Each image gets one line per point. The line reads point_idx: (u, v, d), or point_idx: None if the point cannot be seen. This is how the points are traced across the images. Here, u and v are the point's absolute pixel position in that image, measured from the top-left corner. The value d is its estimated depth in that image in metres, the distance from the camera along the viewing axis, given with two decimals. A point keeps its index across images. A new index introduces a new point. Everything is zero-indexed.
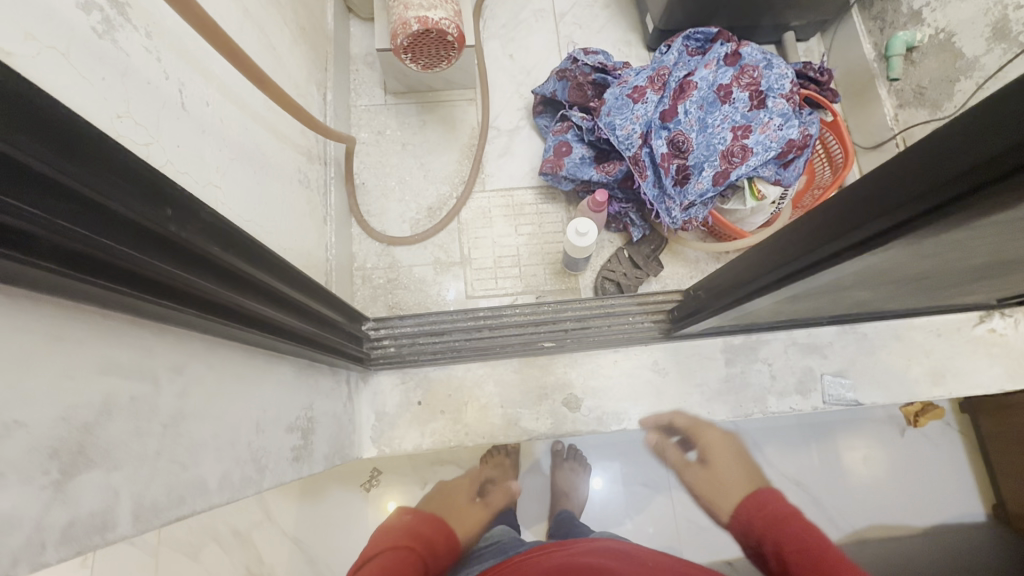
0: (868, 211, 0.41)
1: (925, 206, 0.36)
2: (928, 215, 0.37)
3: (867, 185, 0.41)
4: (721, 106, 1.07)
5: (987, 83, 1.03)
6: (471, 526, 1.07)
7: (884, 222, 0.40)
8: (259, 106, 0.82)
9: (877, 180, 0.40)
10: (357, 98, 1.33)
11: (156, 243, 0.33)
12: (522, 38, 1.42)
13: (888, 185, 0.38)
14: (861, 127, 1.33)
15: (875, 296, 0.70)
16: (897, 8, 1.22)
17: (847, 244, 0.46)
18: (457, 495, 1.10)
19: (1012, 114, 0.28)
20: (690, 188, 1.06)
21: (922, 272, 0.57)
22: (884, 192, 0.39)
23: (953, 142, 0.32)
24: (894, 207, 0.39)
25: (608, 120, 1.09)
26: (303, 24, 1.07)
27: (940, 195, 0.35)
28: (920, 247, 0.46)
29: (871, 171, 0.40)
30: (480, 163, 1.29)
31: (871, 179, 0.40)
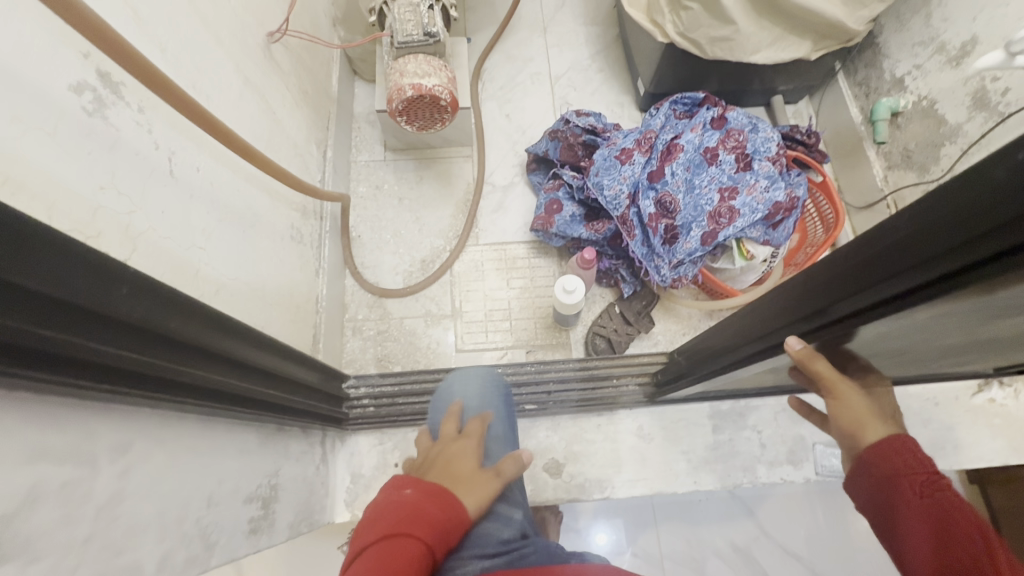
0: (858, 281, 0.40)
1: (913, 281, 0.35)
2: (920, 291, 0.36)
3: (852, 258, 0.40)
4: (708, 168, 1.09)
5: (971, 149, 1.04)
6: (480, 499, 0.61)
7: (876, 294, 0.39)
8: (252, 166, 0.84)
9: (865, 254, 0.39)
10: (358, 154, 1.38)
11: (103, 325, 0.33)
12: (519, 99, 1.48)
13: (881, 258, 0.37)
14: (852, 188, 1.34)
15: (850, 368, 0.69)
16: (881, 76, 1.25)
17: (829, 317, 0.45)
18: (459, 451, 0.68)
19: (996, 190, 0.28)
20: (678, 247, 1.07)
21: (896, 349, 0.56)
22: (872, 265, 0.38)
23: (939, 218, 0.32)
24: (879, 281, 0.38)
25: (596, 180, 1.10)
26: (306, 87, 1.13)
27: (927, 272, 0.34)
28: (899, 325, 0.45)
29: (859, 241, 0.40)
30: (475, 217, 1.32)
31: (860, 251, 0.39)
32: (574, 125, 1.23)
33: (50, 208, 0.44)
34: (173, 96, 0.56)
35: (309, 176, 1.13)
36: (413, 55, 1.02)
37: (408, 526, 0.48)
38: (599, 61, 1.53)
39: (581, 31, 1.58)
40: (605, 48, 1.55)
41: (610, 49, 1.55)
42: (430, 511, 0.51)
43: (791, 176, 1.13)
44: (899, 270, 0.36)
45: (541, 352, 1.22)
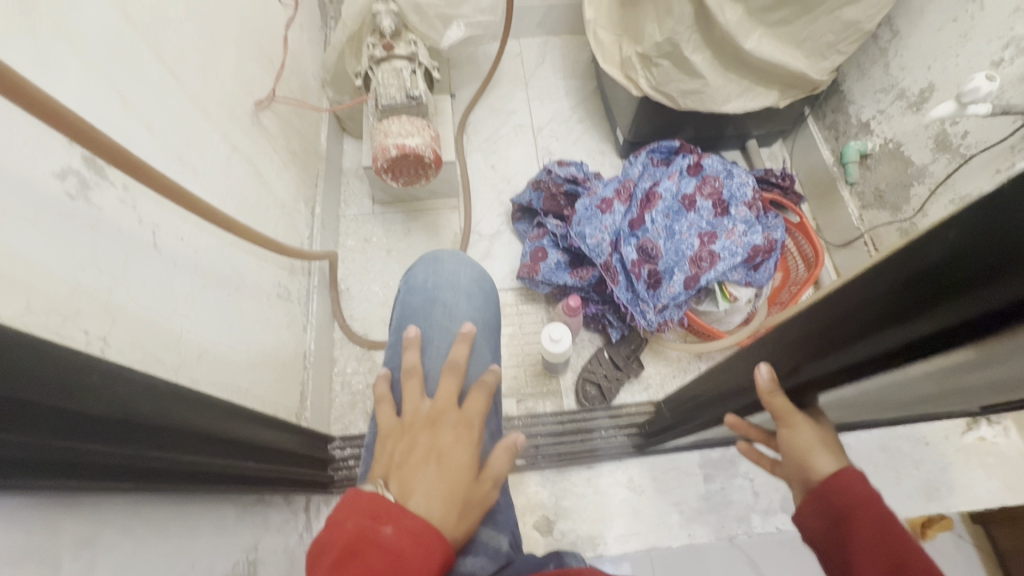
0: (833, 340, 0.40)
1: (888, 340, 0.35)
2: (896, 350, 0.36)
3: (826, 314, 0.40)
4: (687, 214, 1.12)
5: (938, 189, 1.08)
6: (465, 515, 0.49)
7: (853, 352, 0.39)
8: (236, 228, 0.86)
9: (838, 312, 0.39)
10: (347, 208, 1.41)
11: (63, 419, 0.33)
12: (503, 150, 1.53)
13: (853, 315, 0.37)
14: (830, 227, 1.38)
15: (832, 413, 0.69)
16: (848, 120, 1.31)
17: (808, 375, 0.45)
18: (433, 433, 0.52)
19: (965, 252, 0.28)
20: (662, 292, 1.09)
21: (872, 399, 0.57)
22: (846, 323, 0.38)
23: (905, 279, 0.32)
24: (854, 340, 0.38)
25: (578, 230, 1.12)
26: (294, 148, 1.17)
27: (903, 332, 0.34)
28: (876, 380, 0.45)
29: (830, 299, 0.40)
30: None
31: (833, 306, 0.39)
32: (555, 176, 1.27)
33: (27, 293, 0.44)
34: (157, 184, 0.57)
35: (296, 233, 1.15)
36: (397, 117, 1.06)
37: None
38: (579, 112, 1.60)
39: (561, 85, 1.65)
40: (585, 100, 1.62)
41: (589, 101, 1.62)
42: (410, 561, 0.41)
43: (768, 219, 1.16)
44: (873, 328, 0.36)
45: (531, 400, 1.21)
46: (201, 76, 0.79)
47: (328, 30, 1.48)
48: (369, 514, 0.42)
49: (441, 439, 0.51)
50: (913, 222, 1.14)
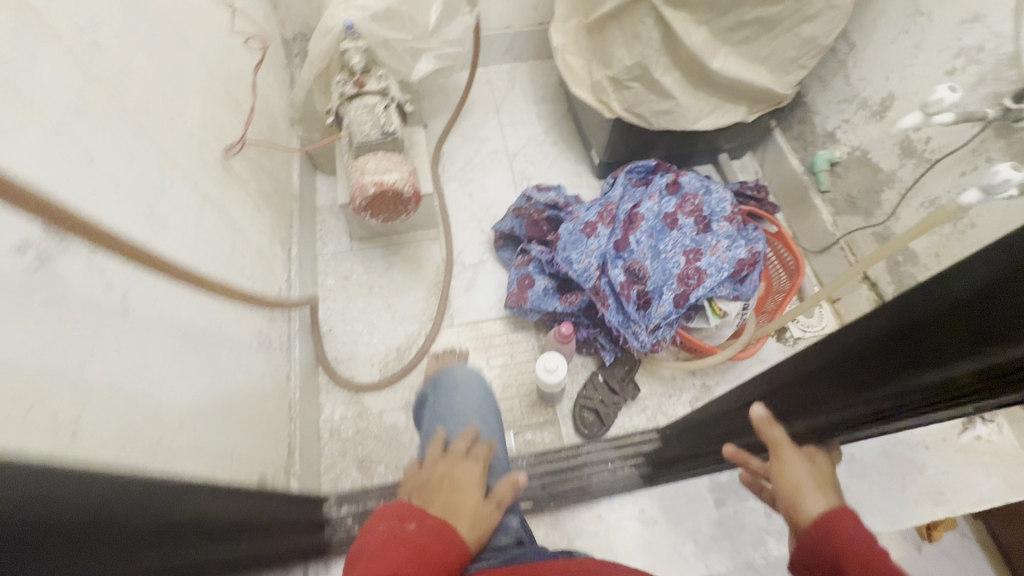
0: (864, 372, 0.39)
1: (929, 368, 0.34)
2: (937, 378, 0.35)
3: (850, 346, 0.39)
4: (671, 232, 1.12)
5: (909, 193, 1.11)
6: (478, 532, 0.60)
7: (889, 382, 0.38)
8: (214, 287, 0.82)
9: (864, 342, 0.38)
10: (324, 246, 1.37)
11: (68, 535, 0.29)
12: (480, 177, 1.52)
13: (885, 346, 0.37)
14: (806, 234, 1.41)
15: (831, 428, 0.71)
16: (814, 130, 1.35)
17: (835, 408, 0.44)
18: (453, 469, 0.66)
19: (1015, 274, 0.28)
20: (653, 311, 1.09)
21: (879, 428, 0.58)
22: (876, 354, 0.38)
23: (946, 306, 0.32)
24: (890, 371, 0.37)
25: (565, 255, 1.11)
26: (267, 190, 1.13)
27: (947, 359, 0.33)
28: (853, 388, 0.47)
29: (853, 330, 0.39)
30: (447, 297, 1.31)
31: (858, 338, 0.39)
32: (535, 202, 1.27)
33: None
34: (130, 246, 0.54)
35: (274, 278, 1.10)
36: (372, 153, 1.04)
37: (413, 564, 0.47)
38: (553, 135, 1.61)
39: (532, 109, 1.66)
40: (557, 123, 1.64)
41: (562, 124, 1.63)
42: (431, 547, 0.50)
43: (748, 232, 1.18)
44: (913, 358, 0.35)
45: (529, 431, 1.18)
46: (168, 126, 0.76)
47: (294, 67, 1.46)
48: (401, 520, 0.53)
49: (461, 467, 0.66)
50: (887, 226, 1.17)
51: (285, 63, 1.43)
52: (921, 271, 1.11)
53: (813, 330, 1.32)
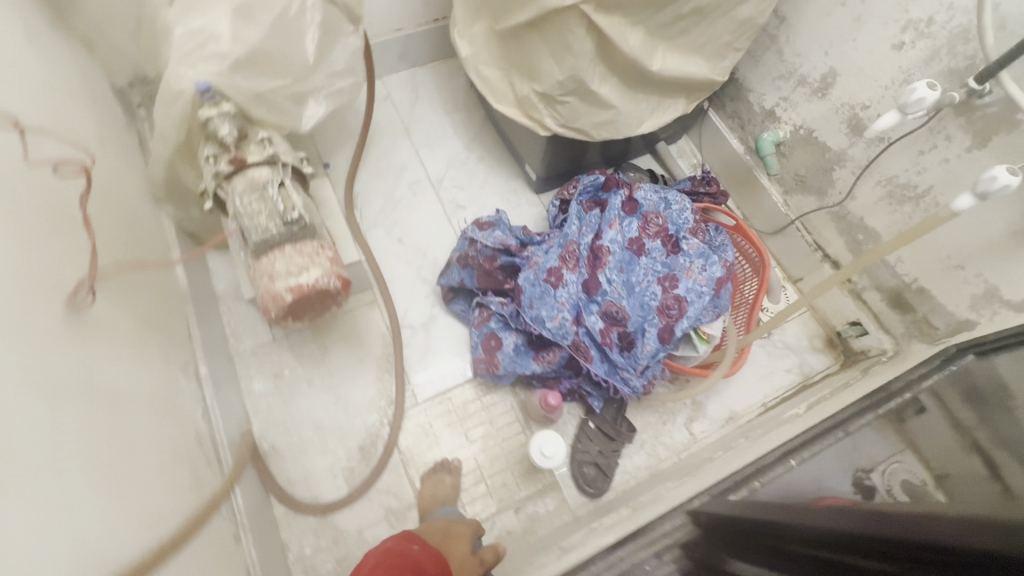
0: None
1: None
2: None
3: None
4: (640, 261, 1.01)
5: (863, 172, 1.07)
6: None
7: None
8: (138, 528, 0.65)
9: None
10: (239, 343, 1.13)
11: None
12: (406, 216, 1.32)
13: None
14: (757, 215, 1.36)
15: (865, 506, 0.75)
16: (750, 108, 1.27)
17: None
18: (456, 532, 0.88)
19: None
20: (639, 352, 0.99)
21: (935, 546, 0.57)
22: None
23: None
24: None
25: (533, 313, 0.97)
26: (148, 313, 0.88)
27: None
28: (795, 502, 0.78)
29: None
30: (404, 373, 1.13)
31: None
32: (481, 247, 1.10)
33: None
34: None
35: (186, 422, 0.88)
36: (277, 250, 0.82)
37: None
38: (476, 150, 1.42)
39: (446, 122, 1.45)
40: (478, 135, 1.45)
41: (483, 135, 1.45)
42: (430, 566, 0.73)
43: (714, 239, 1.10)
44: None
45: (530, 504, 1.07)
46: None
47: (140, 125, 1.15)
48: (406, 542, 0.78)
49: (458, 527, 0.88)
50: (844, 206, 1.14)
51: (127, 124, 1.11)
52: (884, 249, 1.09)
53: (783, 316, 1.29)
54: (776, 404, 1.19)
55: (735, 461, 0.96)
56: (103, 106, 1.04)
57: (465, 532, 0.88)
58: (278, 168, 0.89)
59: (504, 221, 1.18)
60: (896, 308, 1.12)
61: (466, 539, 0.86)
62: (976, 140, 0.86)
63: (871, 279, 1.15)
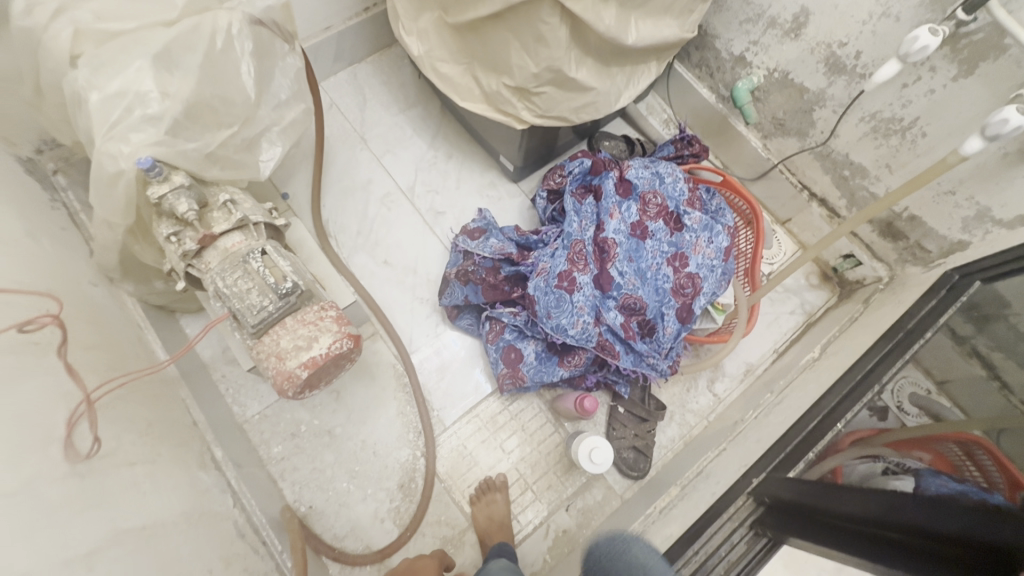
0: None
1: None
2: None
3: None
4: (646, 245, 0.99)
5: (846, 111, 1.06)
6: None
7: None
8: None
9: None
10: (244, 409, 1.06)
11: None
12: (386, 235, 1.24)
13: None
14: (737, 162, 1.34)
15: (890, 455, 0.86)
16: (718, 55, 1.22)
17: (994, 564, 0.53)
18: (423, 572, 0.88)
19: None
20: (662, 337, 0.98)
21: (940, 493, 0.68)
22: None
23: None
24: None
25: (553, 323, 0.94)
26: (146, 417, 0.80)
27: None
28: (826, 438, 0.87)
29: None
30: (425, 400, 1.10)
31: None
32: (479, 259, 1.05)
33: None
34: None
35: (220, 519, 0.82)
36: (278, 325, 0.74)
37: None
38: (442, 147, 1.33)
39: (402, 121, 1.34)
40: (439, 129, 1.34)
41: (445, 129, 1.34)
42: None
43: (710, 205, 1.08)
44: None
45: (579, 499, 1.08)
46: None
47: (66, 198, 1.01)
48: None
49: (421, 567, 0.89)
50: (828, 145, 1.14)
51: (51, 201, 0.97)
52: (872, 182, 1.10)
53: (779, 259, 1.31)
54: (788, 348, 1.22)
55: (770, 420, 0.99)
56: (19, 190, 0.90)
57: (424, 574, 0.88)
58: (251, 231, 0.80)
59: (492, 224, 1.12)
60: (888, 238, 1.14)
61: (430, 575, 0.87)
62: (962, 69, 0.86)
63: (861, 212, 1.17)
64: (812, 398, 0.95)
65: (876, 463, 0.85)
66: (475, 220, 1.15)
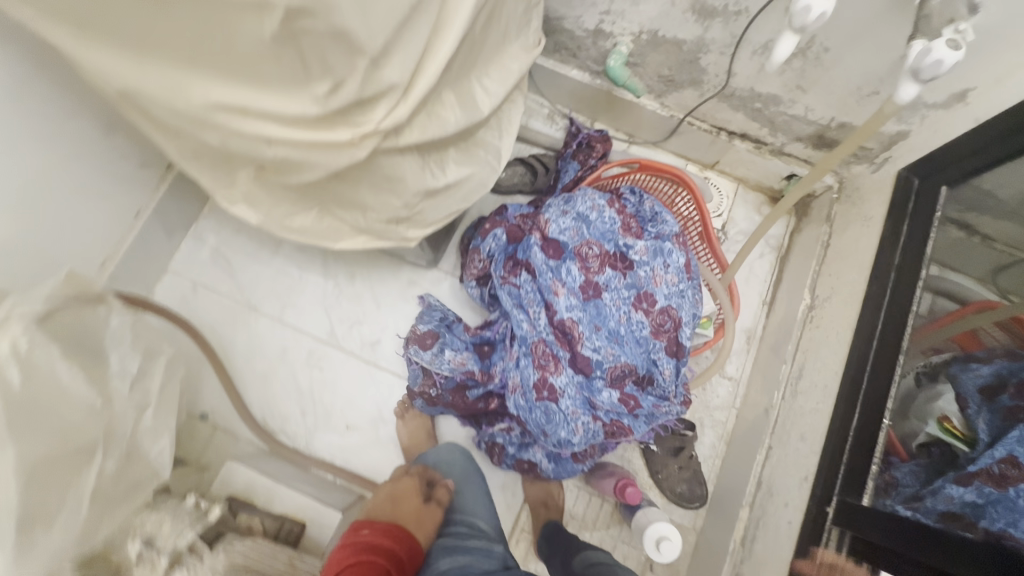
0: None
1: None
2: None
3: None
4: (605, 300, 0.88)
5: (734, 50, 0.92)
6: (431, 526, 0.89)
7: None
8: None
9: None
10: None
11: None
12: (333, 397, 1.09)
13: None
14: (640, 128, 1.21)
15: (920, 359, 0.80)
16: (573, 35, 1.05)
17: None
18: (405, 505, 0.89)
19: None
20: (663, 383, 0.90)
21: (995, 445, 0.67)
22: None
23: None
24: None
25: (554, 439, 0.85)
26: None
27: None
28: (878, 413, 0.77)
29: None
30: (425, 466, 0.98)
31: None
32: (442, 379, 0.96)
33: None
34: None
35: None
36: None
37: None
38: (337, 269, 1.15)
39: (281, 262, 1.15)
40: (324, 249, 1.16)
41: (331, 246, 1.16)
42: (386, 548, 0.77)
43: (644, 211, 0.96)
44: None
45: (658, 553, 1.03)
46: None
47: None
48: (355, 532, 0.78)
49: (402, 505, 0.88)
50: (727, 86, 1.01)
51: None
52: (789, 106, 1.00)
53: (725, 207, 1.23)
54: (775, 295, 1.16)
55: (801, 402, 0.94)
56: None
57: (411, 507, 0.89)
58: (193, 560, 0.71)
59: (441, 311, 1.01)
60: (824, 148, 1.05)
61: (413, 506, 0.89)
62: None
63: (788, 134, 1.07)
64: (836, 368, 0.89)
65: (908, 376, 0.79)
66: (425, 317, 1.01)
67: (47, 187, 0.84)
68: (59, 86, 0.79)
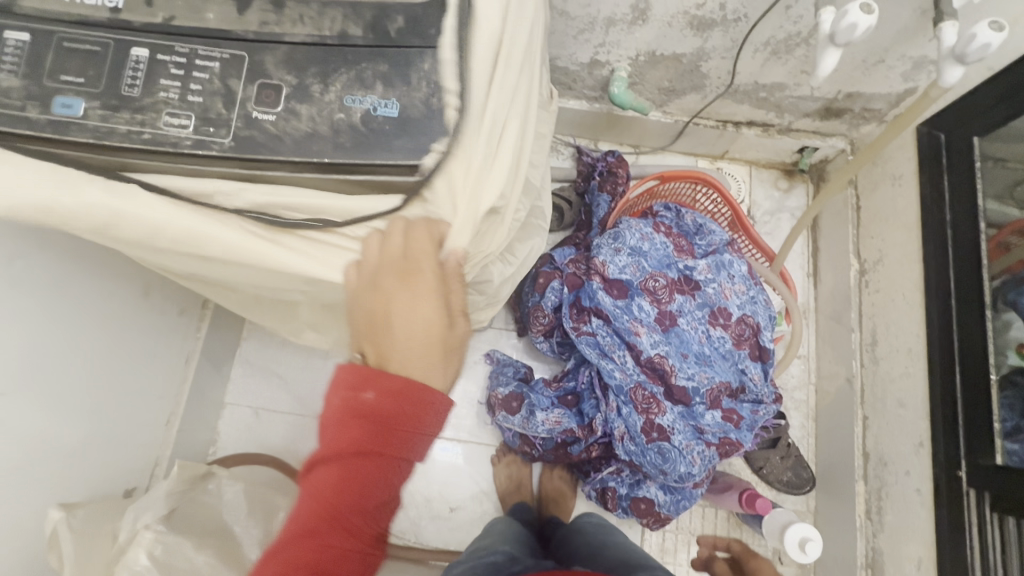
0: None
1: None
2: None
3: None
4: (683, 327, 0.90)
5: (736, 51, 0.94)
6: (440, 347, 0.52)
7: None
8: None
9: None
10: None
11: None
12: (429, 483, 1.07)
13: None
14: (645, 137, 1.22)
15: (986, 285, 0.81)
16: (568, 70, 1.05)
17: None
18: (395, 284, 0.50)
19: None
20: (757, 388, 0.92)
21: None
22: None
23: None
24: None
25: (674, 476, 0.86)
26: None
27: None
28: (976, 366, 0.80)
29: None
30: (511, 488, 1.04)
31: None
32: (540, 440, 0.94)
33: None
34: None
35: None
36: None
37: (362, 486, 0.49)
38: None
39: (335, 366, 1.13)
40: None
41: None
42: (378, 412, 0.49)
43: (688, 226, 0.98)
44: None
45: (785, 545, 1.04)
46: None
47: None
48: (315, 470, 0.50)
49: (409, 313, 0.50)
50: (731, 84, 1.02)
51: None
52: (794, 88, 1.01)
53: (744, 192, 1.24)
54: (816, 265, 1.18)
55: (886, 368, 0.96)
56: None
57: (417, 312, 0.50)
58: None
59: (514, 365, 1.03)
60: (833, 118, 1.08)
61: (432, 312, 0.50)
62: None
63: (794, 113, 1.09)
64: (914, 330, 0.91)
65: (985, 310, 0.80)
66: (499, 383, 1.00)
67: (126, 386, 0.81)
68: (102, 284, 0.75)
